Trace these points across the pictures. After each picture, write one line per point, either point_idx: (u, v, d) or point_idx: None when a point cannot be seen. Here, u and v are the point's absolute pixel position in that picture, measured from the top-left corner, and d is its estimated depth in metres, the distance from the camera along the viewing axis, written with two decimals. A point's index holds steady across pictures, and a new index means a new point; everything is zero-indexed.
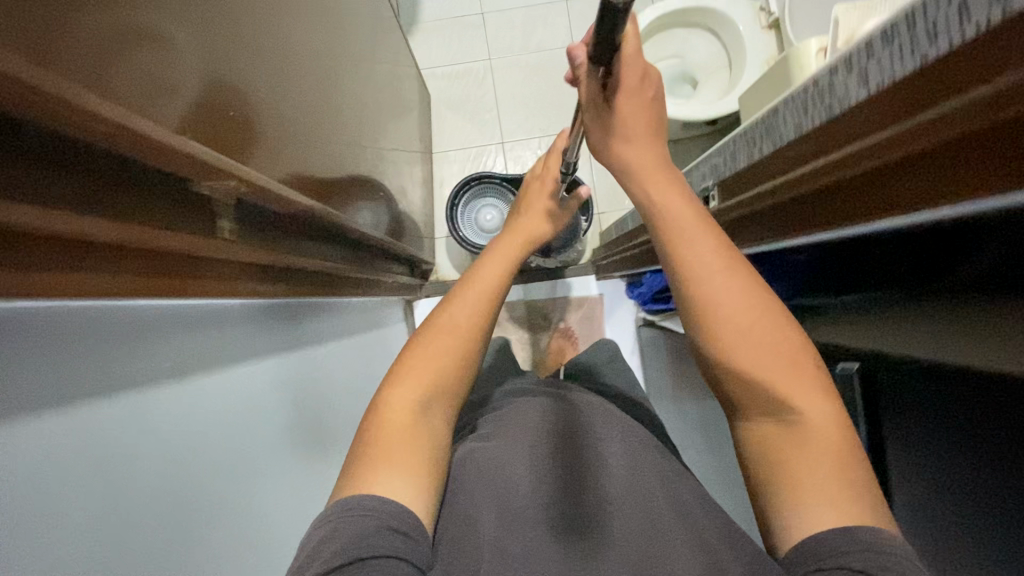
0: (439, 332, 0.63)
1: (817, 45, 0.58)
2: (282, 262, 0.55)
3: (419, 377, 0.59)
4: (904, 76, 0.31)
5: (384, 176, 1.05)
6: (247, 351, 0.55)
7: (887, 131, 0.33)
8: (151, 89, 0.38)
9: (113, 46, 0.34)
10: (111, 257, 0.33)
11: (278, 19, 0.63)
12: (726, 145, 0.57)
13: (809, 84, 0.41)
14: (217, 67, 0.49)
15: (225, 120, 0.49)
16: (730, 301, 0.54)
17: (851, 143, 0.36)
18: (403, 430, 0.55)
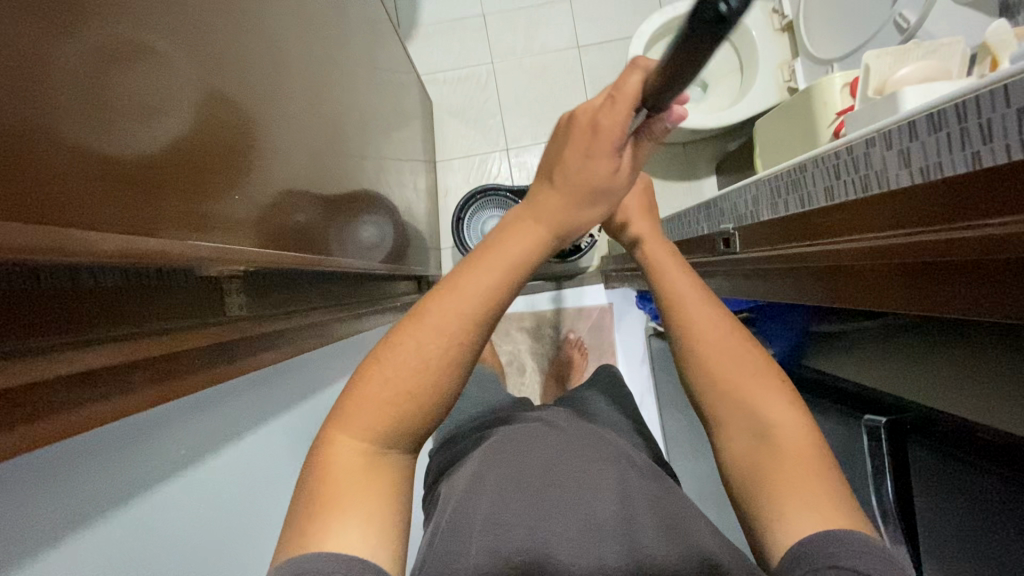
0: (399, 353, 0.45)
1: (841, 79, 0.56)
2: (293, 321, 0.54)
3: (371, 421, 0.44)
4: (935, 183, 0.31)
5: (389, 192, 1.03)
6: (256, 410, 0.54)
7: (909, 230, 0.33)
8: (150, 140, 0.39)
9: (90, 156, 0.33)
10: (153, 373, 0.33)
11: (282, 58, 0.61)
12: (747, 187, 0.56)
13: (841, 150, 0.40)
14: (220, 129, 0.47)
15: (229, 181, 0.48)
16: (697, 321, 0.53)
17: (870, 234, 0.37)
18: (354, 480, 0.43)
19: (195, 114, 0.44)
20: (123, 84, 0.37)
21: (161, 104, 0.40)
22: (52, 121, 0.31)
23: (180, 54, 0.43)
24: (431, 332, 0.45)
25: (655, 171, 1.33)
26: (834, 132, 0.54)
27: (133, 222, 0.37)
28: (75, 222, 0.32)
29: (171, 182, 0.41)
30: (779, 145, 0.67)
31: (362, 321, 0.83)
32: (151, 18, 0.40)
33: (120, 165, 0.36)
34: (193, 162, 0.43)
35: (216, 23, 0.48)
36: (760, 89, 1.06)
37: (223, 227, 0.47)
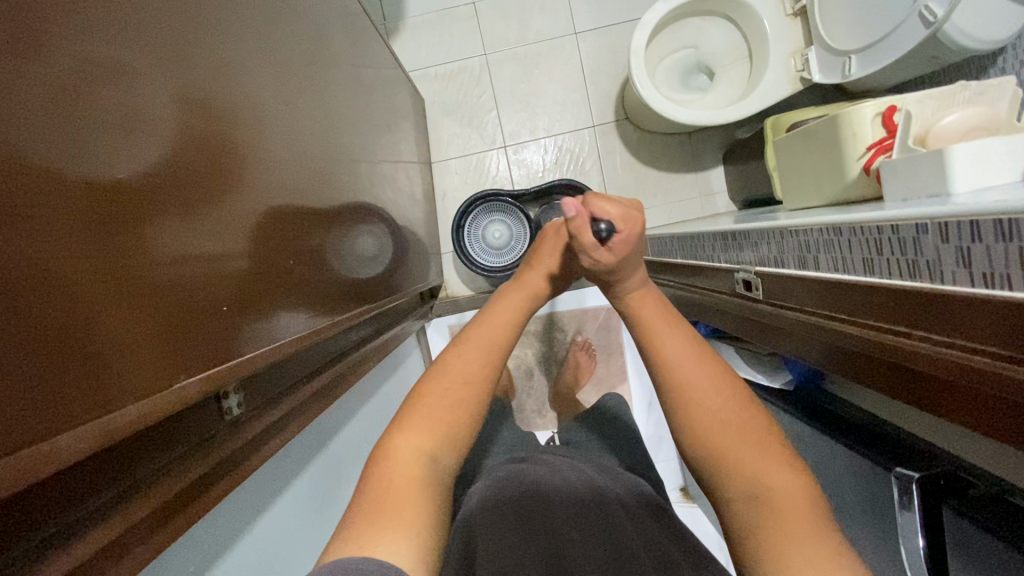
0: (451, 372, 0.56)
1: (871, 109, 0.51)
2: (296, 398, 0.52)
3: (431, 425, 0.52)
4: (999, 304, 0.28)
5: (389, 209, 0.99)
6: (272, 491, 0.52)
7: (971, 350, 0.31)
8: (128, 171, 0.34)
9: (102, 315, 0.30)
10: (146, 530, 0.32)
11: (278, 106, 0.57)
12: (771, 231, 0.52)
13: (883, 225, 0.36)
14: (229, 225, 0.43)
15: (248, 280, 0.45)
16: (699, 389, 0.54)
17: (919, 335, 0.34)
18: (407, 484, 0.46)
19: (206, 220, 0.40)
20: (131, 216, 0.33)
21: (170, 224, 0.36)
22: (58, 291, 0.28)
23: (177, 154, 0.39)
24: (475, 354, 0.59)
25: (660, 162, 1.28)
26: (865, 166, 0.51)
27: (159, 371, 0.34)
28: (92, 404, 0.29)
29: (192, 309, 0.37)
30: (798, 167, 0.63)
31: (368, 360, 0.80)
32: (141, 126, 0.35)
33: (140, 313, 0.33)
34: (209, 275, 0.40)
35: (208, 101, 0.43)
36: (773, 78, 1.00)
37: (247, 331, 0.44)
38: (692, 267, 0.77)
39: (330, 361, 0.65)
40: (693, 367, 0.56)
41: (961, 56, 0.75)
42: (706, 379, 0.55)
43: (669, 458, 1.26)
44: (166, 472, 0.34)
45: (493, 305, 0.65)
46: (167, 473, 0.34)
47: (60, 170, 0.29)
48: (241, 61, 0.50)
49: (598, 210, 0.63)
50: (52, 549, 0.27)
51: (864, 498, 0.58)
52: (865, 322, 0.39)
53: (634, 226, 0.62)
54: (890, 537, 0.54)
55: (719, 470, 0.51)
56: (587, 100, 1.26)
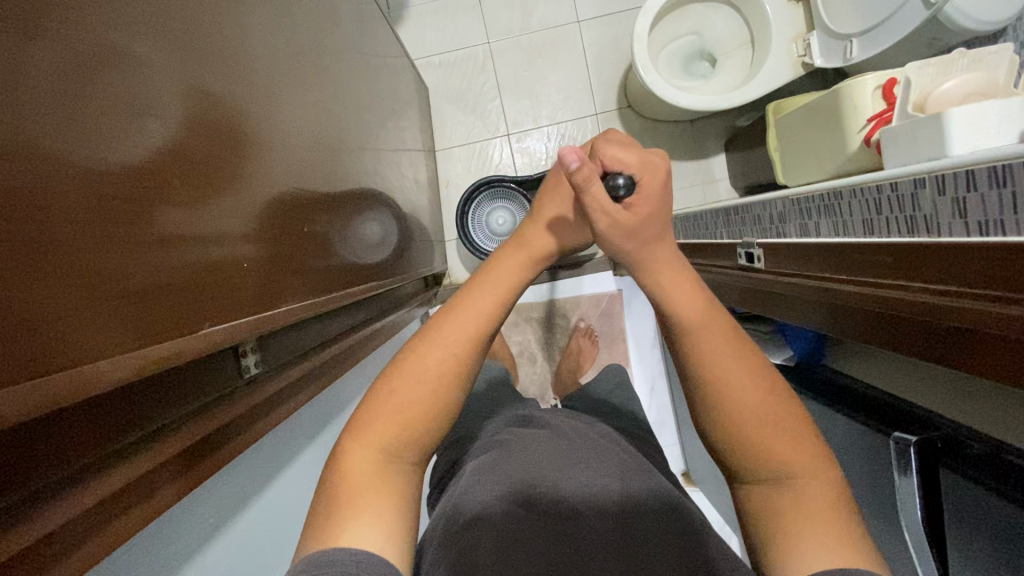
0: (408, 373, 0.48)
1: (873, 82, 0.52)
2: (307, 365, 0.53)
3: (387, 433, 0.46)
4: (982, 251, 0.30)
5: (394, 194, 1.00)
6: (275, 458, 0.54)
7: (945, 293, 0.33)
8: (129, 153, 0.34)
9: (124, 264, 0.32)
10: (168, 475, 0.34)
11: (284, 83, 0.58)
12: (774, 201, 0.53)
13: (885, 185, 0.37)
14: (240, 194, 0.45)
15: (257, 248, 0.47)
16: (724, 361, 0.51)
17: (905, 279, 0.36)
18: (375, 475, 0.45)
19: (217, 186, 0.42)
20: (147, 175, 0.35)
21: (183, 187, 0.38)
22: (82, 237, 0.29)
23: (191, 122, 0.40)
24: (456, 326, 0.51)
25: (662, 150, 1.28)
26: (866, 138, 0.52)
27: (175, 322, 0.35)
28: (112, 347, 0.31)
29: (204, 268, 0.39)
30: (799, 143, 0.64)
31: (372, 339, 0.82)
32: (159, 94, 0.37)
33: (157, 265, 0.34)
34: (221, 237, 0.42)
35: (219, 74, 0.45)
36: (775, 65, 1.01)
37: (258, 295, 0.46)
38: (695, 246, 0.78)
39: (339, 335, 0.67)
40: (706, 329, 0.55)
41: (960, 38, 0.76)
42: (727, 350, 0.51)
43: (671, 443, 1.27)
44: (193, 417, 0.36)
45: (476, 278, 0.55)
46: (194, 419, 0.36)
47: (79, 124, 0.31)
48: (250, 37, 0.51)
49: (611, 162, 0.58)
50: (92, 478, 0.29)
51: (862, 466, 0.60)
52: (857, 279, 0.41)
53: (652, 176, 0.57)
54: (889, 502, 0.55)
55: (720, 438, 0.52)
56: (590, 88, 1.27)
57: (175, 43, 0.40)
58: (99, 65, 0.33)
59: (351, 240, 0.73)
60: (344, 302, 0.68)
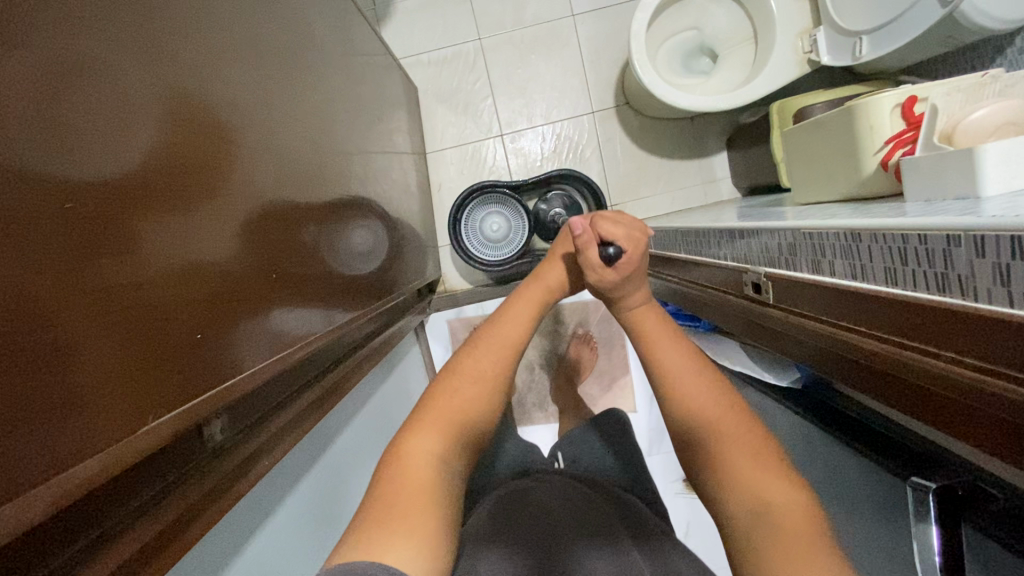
0: (465, 370, 0.56)
1: (892, 99, 0.48)
2: (288, 415, 0.50)
3: (441, 429, 0.51)
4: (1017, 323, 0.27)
5: (385, 204, 0.96)
6: (268, 509, 0.51)
7: (974, 363, 0.30)
8: (113, 162, 0.32)
9: (85, 324, 0.29)
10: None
11: (267, 108, 0.54)
12: (782, 231, 0.49)
13: (910, 235, 0.33)
14: (216, 237, 0.41)
15: (238, 295, 0.43)
16: (696, 398, 0.55)
17: (913, 345, 0.34)
18: (423, 484, 0.45)
19: (190, 236, 0.38)
20: (107, 240, 0.31)
21: (155, 243, 0.34)
22: (57, 267, 0.27)
23: (156, 168, 0.36)
24: (488, 351, 0.58)
25: (662, 149, 1.24)
26: (883, 161, 0.48)
27: (135, 406, 0.31)
28: (59, 458, 0.26)
29: (174, 334, 0.35)
30: (806, 159, 0.60)
31: (363, 363, 0.79)
32: (117, 144, 0.33)
33: (115, 343, 0.30)
34: (196, 293, 0.38)
35: (192, 108, 0.41)
36: (779, 61, 0.96)
37: (236, 348, 0.42)
38: (696, 264, 0.74)
39: (327, 367, 0.64)
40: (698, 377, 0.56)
41: (977, 37, 0.72)
42: (699, 389, 0.55)
43: (670, 449, 1.22)
44: (144, 512, 0.33)
45: (512, 302, 0.63)
46: (146, 514, 0.32)
47: (51, 140, 0.29)
48: (223, 65, 0.47)
49: (607, 233, 0.63)
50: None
51: (874, 501, 0.57)
52: (886, 335, 0.37)
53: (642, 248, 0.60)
54: (904, 543, 0.52)
55: (732, 485, 0.49)
56: (586, 85, 1.22)
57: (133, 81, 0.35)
58: (37, 122, 0.28)
59: (341, 265, 0.70)
60: (334, 331, 0.64)
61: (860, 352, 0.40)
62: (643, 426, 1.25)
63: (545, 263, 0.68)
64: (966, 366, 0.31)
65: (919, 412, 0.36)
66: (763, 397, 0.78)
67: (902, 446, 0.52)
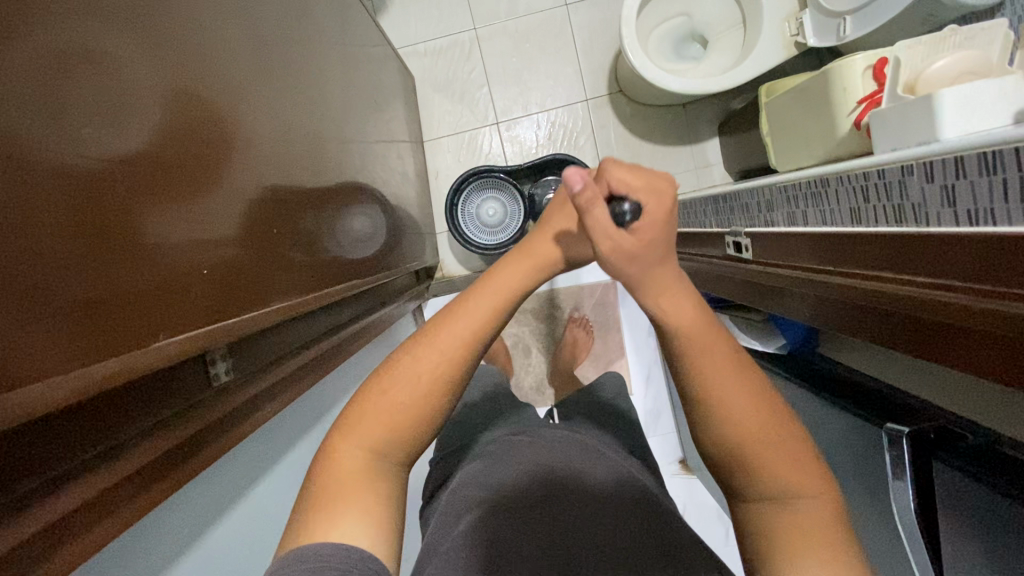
0: (407, 367, 0.44)
1: (864, 61, 0.50)
2: (286, 369, 0.52)
3: (383, 426, 0.43)
4: (961, 237, 0.29)
5: (382, 186, 0.98)
6: (264, 460, 0.53)
7: (923, 282, 0.32)
8: (118, 131, 0.35)
9: (95, 268, 0.31)
10: (129, 492, 0.32)
11: (267, 80, 0.56)
12: (760, 190, 0.51)
13: (871, 173, 0.35)
14: (217, 193, 0.44)
15: (235, 250, 0.45)
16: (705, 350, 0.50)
17: (871, 272, 0.37)
18: (352, 482, 0.41)
19: (191, 188, 0.41)
20: (113, 178, 0.33)
21: (158, 203, 0.37)
22: (68, 222, 0.30)
23: (161, 123, 0.39)
24: (445, 337, 0.44)
25: (655, 135, 1.26)
26: (856, 121, 0.50)
27: (134, 331, 0.33)
28: (57, 363, 0.28)
29: (173, 273, 0.37)
30: (789, 128, 0.62)
31: (361, 336, 0.81)
32: (126, 93, 0.36)
33: (119, 271, 0.32)
34: (195, 240, 0.40)
35: (197, 73, 0.44)
36: (766, 44, 0.99)
37: (233, 296, 0.44)
38: (686, 236, 0.76)
39: (325, 333, 0.66)
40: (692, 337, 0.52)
41: (956, 13, 0.74)
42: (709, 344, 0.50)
43: (667, 431, 1.25)
44: (152, 432, 0.35)
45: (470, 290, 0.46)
46: (153, 433, 0.35)
47: (60, 107, 0.31)
48: (224, 35, 0.49)
49: None
50: (34, 505, 0.27)
51: (854, 456, 0.59)
52: (851, 271, 0.39)
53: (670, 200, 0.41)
54: (882, 493, 0.54)
55: None
56: (580, 73, 1.25)
57: (140, 41, 0.38)
58: (52, 67, 0.31)
59: (339, 237, 0.72)
60: (333, 298, 0.67)
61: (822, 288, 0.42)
62: (640, 408, 1.26)
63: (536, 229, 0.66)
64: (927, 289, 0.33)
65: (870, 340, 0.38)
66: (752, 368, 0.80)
67: (882, 399, 0.54)
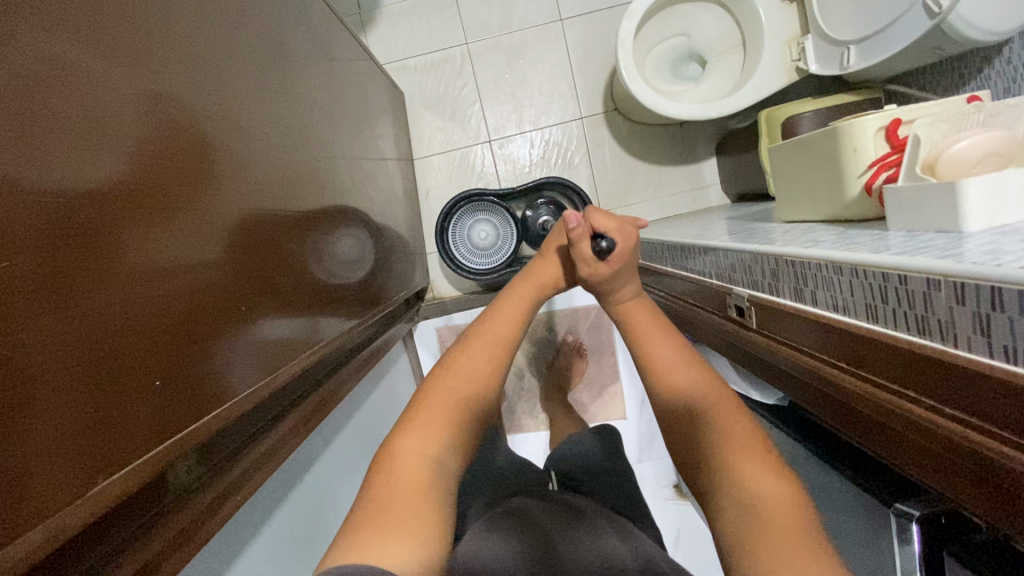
0: (453, 370, 0.59)
1: (875, 123, 0.47)
2: (266, 445, 0.49)
3: (436, 427, 0.53)
4: (995, 381, 0.27)
5: (371, 214, 0.94)
6: (242, 539, 0.50)
7: (946, 410, 0.31)
8: (85, 203, 0.32)
9: (57, 377, 0.28)
10: None
11: (249, 123, 0.53)
12: (765, 260, 0.48)
13: (891, 274, 0.33)
14: (198, 268, 0.41)
15: (217, 328, 0.42)
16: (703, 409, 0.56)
17: (890, 382, 0.35)
18: (413, 486, 0.47)
19: (168, 271, 0.37)
20: (77, 277, 0.30)
21: (134, 279, 0.34)
22: (20, 322, 0.27)
23: (135, 189, 0.36)
24: (479, 350, 0.61)
25: (651, 155, 1.23)
26: (867, 185, 0.48)
27: (86, 467, 0.30)
28: None
29: (143, 365, 0.34)
30: (791, 179, 0.59)
31: (349, 380, 0.78)
32: (88, 182, 0.32)
33: (80, 390, 0.30)
34: (170, 330, 0.37)
35: (171, 138, 0.40)
36: (769, 68, 0.95)
37: (212, 382, 0.41)
38: (682, 280, 0.74)
39: (308, 389, 0.63)
40: (682, 371, 0.60)
41: (967, 48, 0.71)
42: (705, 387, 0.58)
43: (661, 456, 1.22)
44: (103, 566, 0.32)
45: (500, 304, 0.66)
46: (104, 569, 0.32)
47: (16, 188, 0.28)
48: (200, 90, 0.45)
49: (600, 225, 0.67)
50: None
51: (860, 523, 0.57)
52: (866, 373, 0.37)
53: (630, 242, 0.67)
54: (888, 568, 0.52)
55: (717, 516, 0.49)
56: (575, 90, 1.21)
57: (101, 126, 0.34)
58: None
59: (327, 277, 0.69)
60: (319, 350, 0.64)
61: (839, 390, 0.39)
62: (633, 433, 1.24)
63: (539, 260, 0.71)
64: (952, 416, 0.30)
65: (897, 456, 0.36)
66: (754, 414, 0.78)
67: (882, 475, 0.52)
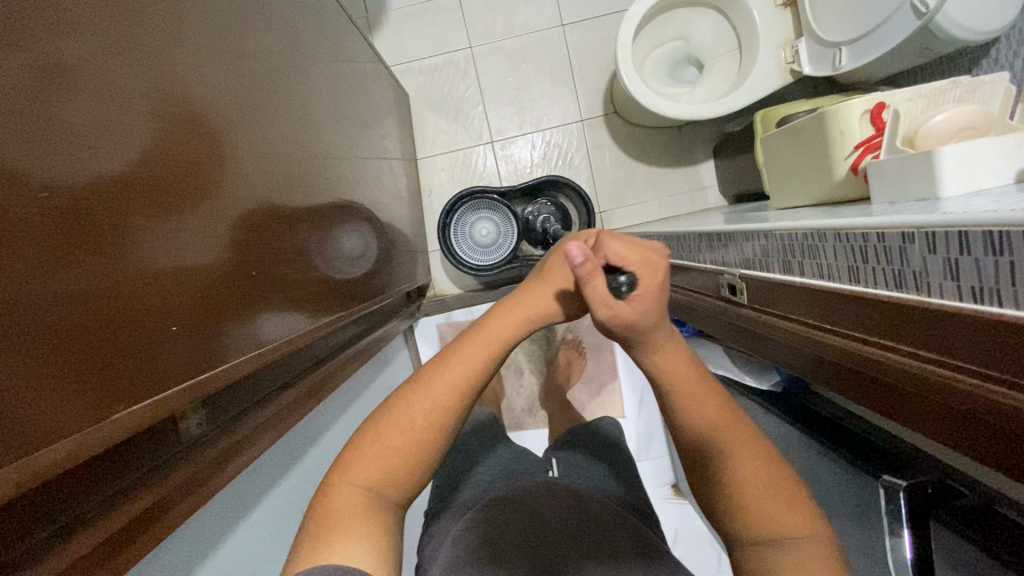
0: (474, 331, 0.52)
1: (860, 107, 0.49)
2: (270, 411, 0.50)
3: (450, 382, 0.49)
4: (964, 319, 0.28)
5: (375, 207, 0.97)
6: (244, 505, 0.52)
7: (917, 353, 0.32)
8: (105, 158, 0.34)
9: (77, 311, 0.30)
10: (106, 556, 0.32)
11: (258, 105, 0.55)
12: (755, 237, 0.50)
13: (868, 234, 0.34)
14: (208, 228, 0.43)
15: (225, 289, 0.44)
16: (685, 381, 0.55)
17: (870, 333, 0.36)
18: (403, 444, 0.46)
19: (179, 228, 0.39)
20: (98, 225, 0.32)
21: (149, 232, 0.36)
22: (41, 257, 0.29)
23: (150, 151, 0.38)
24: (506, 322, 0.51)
25: (650, 157, 1.26)
26: (852, 166, 0.50)
27: (100, 398, 0.31)
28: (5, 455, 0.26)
29: (154, 311, 0.36)
30: (783, 165, 0.61)
31: (350, 365, 0.79)
32: (110, 136, 0.35)
33: (99, 326, 0.32)
34: (180, 283, 0.39)
35: (185, 109, 0.42)
36: (764, 70, 0.98)
37: (221, 340, 0.43)
38: (679, 268, 0.75)
39: (311, 367, 0.64)
40: None
41: (953, 48, 0.73)
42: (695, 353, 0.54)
43: (659, 454, 1.23)
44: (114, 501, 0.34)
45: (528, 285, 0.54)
46: (116, 502, 0.33)
47: (47, 138, 0.30)
48: (213, 68, 0.47)
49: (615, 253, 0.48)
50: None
51: (852, 500, 0.58)
52: (848, 331, 0.38)
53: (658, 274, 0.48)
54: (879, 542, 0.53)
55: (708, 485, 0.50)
56: (575, 94, 1.24)
57: (122, 84, 0.36)
58: (23, 112, 0.29)
59: (331, 260, 0.71)
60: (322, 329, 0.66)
61: (824, 348, 0.41)
62: (631, 431, 1.25)
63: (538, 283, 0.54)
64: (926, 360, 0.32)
65: (878, 406, 0.38)
66: (748, 402, 0.79)
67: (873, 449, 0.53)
